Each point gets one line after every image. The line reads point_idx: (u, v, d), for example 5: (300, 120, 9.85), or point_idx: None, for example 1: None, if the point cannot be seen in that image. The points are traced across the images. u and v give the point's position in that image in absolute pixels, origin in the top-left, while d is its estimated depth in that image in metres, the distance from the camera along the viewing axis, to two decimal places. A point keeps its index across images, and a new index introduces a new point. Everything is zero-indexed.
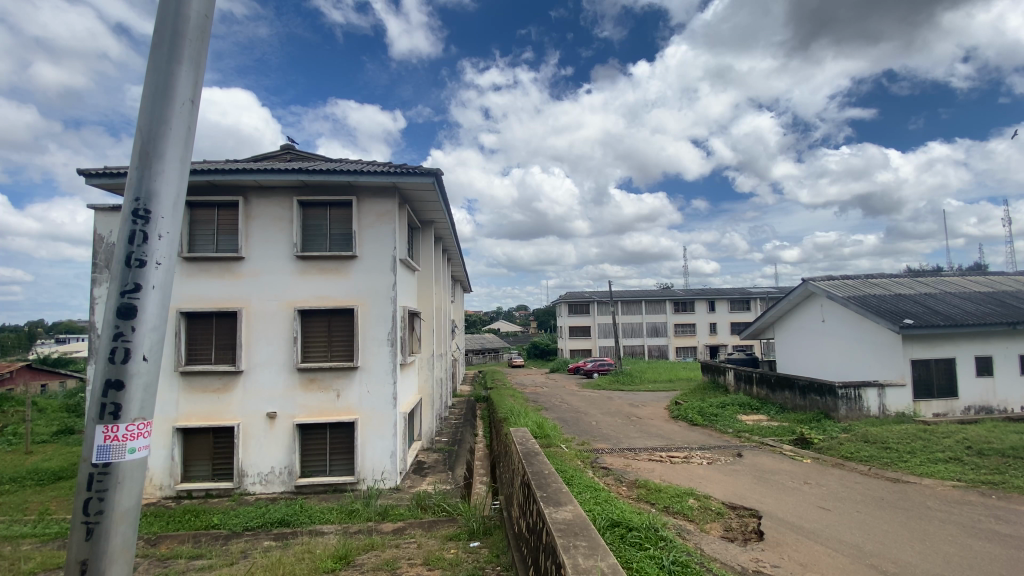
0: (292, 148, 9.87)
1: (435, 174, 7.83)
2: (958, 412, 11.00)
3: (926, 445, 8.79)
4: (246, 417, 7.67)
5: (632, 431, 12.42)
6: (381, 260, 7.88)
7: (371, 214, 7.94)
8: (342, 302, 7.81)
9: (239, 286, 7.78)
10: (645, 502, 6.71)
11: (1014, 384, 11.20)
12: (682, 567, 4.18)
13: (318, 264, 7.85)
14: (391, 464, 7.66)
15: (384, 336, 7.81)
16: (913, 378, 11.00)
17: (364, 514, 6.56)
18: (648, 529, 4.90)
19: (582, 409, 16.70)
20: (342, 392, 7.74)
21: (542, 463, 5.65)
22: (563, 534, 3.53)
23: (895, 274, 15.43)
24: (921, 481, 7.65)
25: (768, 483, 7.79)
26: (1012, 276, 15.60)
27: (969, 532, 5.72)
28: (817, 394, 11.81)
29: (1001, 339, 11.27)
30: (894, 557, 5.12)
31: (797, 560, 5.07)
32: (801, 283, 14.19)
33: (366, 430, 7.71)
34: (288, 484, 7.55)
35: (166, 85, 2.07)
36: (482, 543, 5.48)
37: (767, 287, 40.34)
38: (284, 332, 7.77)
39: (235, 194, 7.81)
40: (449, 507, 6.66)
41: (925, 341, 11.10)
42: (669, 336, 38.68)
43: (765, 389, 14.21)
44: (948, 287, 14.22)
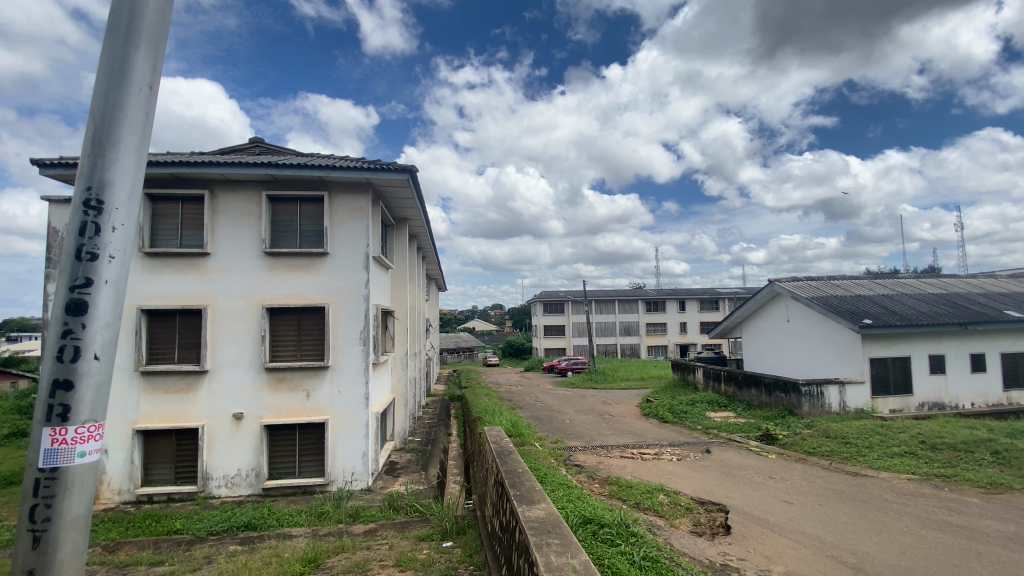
0: (261, 141, 9.59)
1: (411, 170, 7.74)
2: (913, 408, 11.51)
3: (884, 440, 9.19)
4: (211, 418, 7.41)
5: (605, 428, 12.57)
6: (354, 257, 7.73)
7: (343, 210, 7.79)
8: (313, 301, 7.63)
9: (204, 283, 7.51)
10: (617, 498, 6.80)
11: (965, 381, 11.76)
12: (653, 562, 4.23)
13: (287, 260, 7.64)
14: (362, 465, 7.54)
15: (356, 335, 7.67)
16: (871, 375, 11.48)
17: (333, 517, 6.41)
18: (619, 525, 4.96)
19: (556, 406, 16.84)
20: (312, 392, 7.56)
21: (515, 462, 5.65)
22: (535, 532, 3.54)
23: (855, 276, 16.08)
24: (879, 474, 8.00)
25: (735, 478, 8.01)
26: (962, 278, 16.47)
27: (925, 522, 5.99)
28: (782, 391, 12.21)
29: (953, 338, 11.84)
30: (854, 547, 5.33)
31: (763, 553, 5.22)
32: (767, 284, 14.62)
33: (337, 431, 7.55)
34: (255, 487, 7.35)
35: (121, 68, 1.97)
36: (455, 543, 5.45)
37: (735, 287, 41.48)
38: (251, 331, 7.54)
39: (200, 187, 7.55)
40: (421, 507, 6.59)
41: (883, 340, 11.58)
42: (641, 334, 39.30)
43: (733, 387, 14.60)
44: (905, 289, 14.88)
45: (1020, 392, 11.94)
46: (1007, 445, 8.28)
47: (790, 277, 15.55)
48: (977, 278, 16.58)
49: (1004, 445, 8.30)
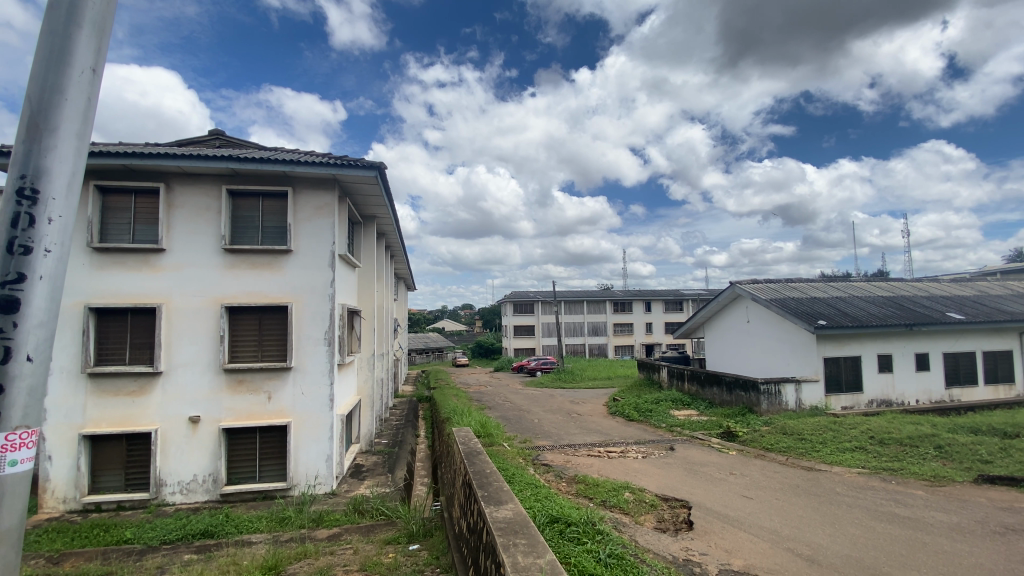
0: (222, 133, 9.21)
1: (380, 167, 7.59)
2: (863, 405, 12.08)
3: (836, 436, 9.61)
4: (165, 422, 7.06)
5: (573, 428, 12.68)
6: (318, 255, 7.53)
7: (308, 207, 7.56)
8: (276, 299, 7.38)
9: (159, 280, 7.15)
10: (583, 496, 6.86)
11: (911, 379, 12.41)
12: (618, 559, 4.27)
13: (248, 258, 7.36)
14: (326, 468, 7.34)
15: (320, 335, 7.46)
16: (825, 373, 12.00)
17: (295, 522, 6.21)
18: (585, 523, 5.00)
19: (524, 406, 16.88)
20: (273, 394, 7.31)
21: (483, 463, 5.60)
22: (502, 533, 3.51)
23: (811, 279, 16.79)
24: (832, 468, 8.35)
25: (698, 475, 8.21)
26: (908, 281, 17.43)
27: (874, 514, 6.29)
28: (742, 389, 12.62)
29: (900, 339, 12.49)
30: (808, 540, 5.54)
31: (724, 547, 5.36)
32: (728, 286, 15.07)
33: (300, 434, 7.32)
34: (212, 493, 7.05)
35: (61, 48, 1.83)
36: (421, 545, 5.38)
37: (699, 289, 42.65)
38: (209, 330, 7.23)
39: (156, 180, 7.19)
40: (387, 510, 6.46)
41: (836, 340, 12.12)
42: (609, 335, 39.87)
43: (696, 385, 14.99)
44: (856, 291, 15.63)
45: (960, 389, 12.70)
46: (948, 439, 8.79)
47: (750, 280, 16.08)
48: (922, 282, 17.57)
49: (946, 439, 8.81)
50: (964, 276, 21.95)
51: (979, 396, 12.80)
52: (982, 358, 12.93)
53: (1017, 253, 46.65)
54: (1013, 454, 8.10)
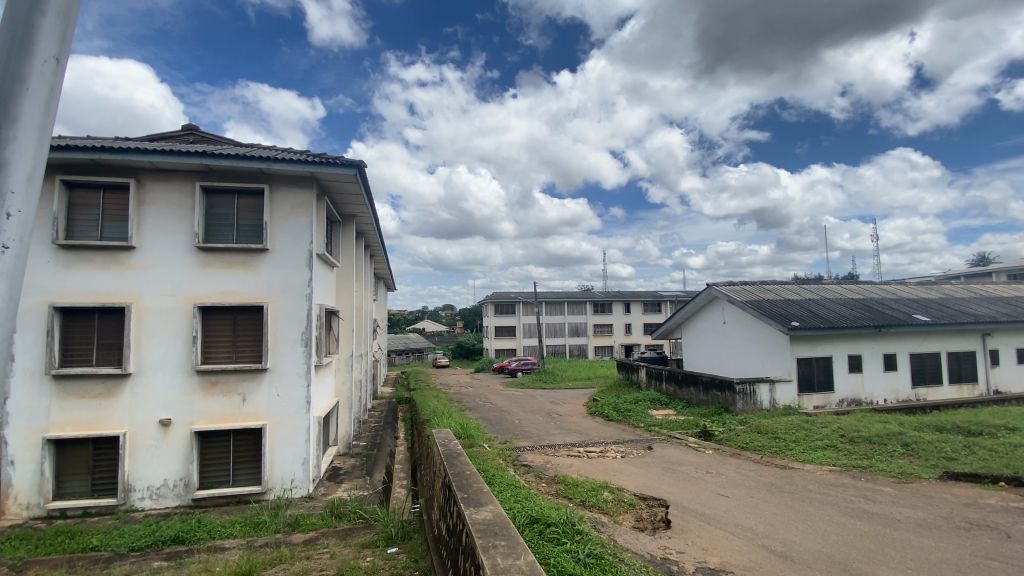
0: (195, 129, 8.97)
1: (359, 165, 7.49)
2: (834, 404, 12.42)
3: (809, 435, 9.85)
4: (133, 425, 6.83)
5: (553, 428, 12.72)
6: (295, 254, 7.39)
7: (285, 205, 7.42)
8: (251, 299, 7.21)
9: (128, 279, 6.92)
10: (563, 497, 6.88)
11: (879, 379, 12.80)
12: (596, 559, 4.29)
13: (222, 256, 7.17)
14: (303, 472, 7.20)
15: (297, 336, 7.32)
16: (798, 374, 12.30)
17: (270, 527, 6.07)
18: (565, 523, 5.01)
19: (505, 407, 16.86)
20: (248, 396, 7.14)
21: (463, 464, 5.56)
22: (482, 534, 3.49)
23: (785, 281, 17.19)
24: (805, 467, 8.56)
25: (675, 474, 8.32)
26: (877, 284, 17.98)
27: (844, 511, 6.47)
28: (718, 389, 12.84)
29: (869, 340, 12.87)
30: (782, 536, 5.66)
31: (700, 545, 5.44)
32: (706, 288, 15.32)
33: (275, 437, 7.16)
34: (184, 498, 6.85)
35: (23, 35, 1.75)
36: (400, 548, 5.32)
37: (677, 291, 43.29)
38: (181, 331, 7.02)
39: (126, 175, 6.96)
40: (366, 513, 6.37)
41: (809, 342, 12.43)
42: (589, 335, 40.15)
43: (674, 385, 15.19)
44: (828, 294, 16.07)
45: (925, 388, 13.15)
46: (915, 437, 9.09)
47: (727, 282, 16.38)
48: (890, 285, 18.16)
49: (912, 437, 9.11)
50: (929, 280, 22.77)
51: (943, 395, 13.28)
52: (946, 358, 13.42)
53: (979, 257, 48.65)
54: (975, 451, 8.41)
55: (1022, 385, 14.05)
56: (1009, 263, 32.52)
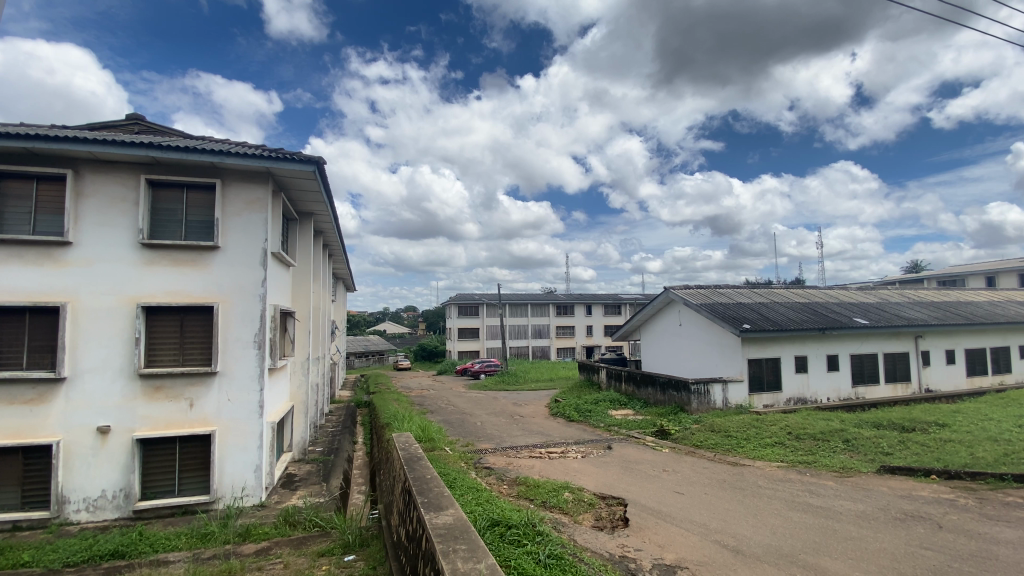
0: (141, 119, 8.48)
1: (318, 162, 7.27)
2: (782, 403, 13.02)
3: (759, 432, 10.29)
4: (68, 433, 6.37)
5: (515, 429, 12.76)
6: (249, 253, 7.10)
7: (238, 201, 7.11)
8: (200, 299, 6.86)
9: (63, 277, 6.45)
10: (524, 498, 6.90)
11: (823, 379, 13.52)
12: (557, 559, 4.33)
13: (169, 254, 6.80)
14: (255, 479, 6.91)
15: (250, 338, 7.04)
16: (749, 374, 12.83)
17: (219, 537, 5.77)
18: (526, 524, 5.02)
19: (467, 410, 16.76)
20: (196, 401, 6.78)
21: (424, 468, 5.49)
22: (442, 539, 3.45)
23: (738, 285, 17.92)
24: (755, 463, 8.93)
25: (633, 472, 8.50)
26: (821, 289, 19.02)
27: (791, 505, 6.79)
28: (675, 389, 13.20)
29: (814, 342, 13.56)
30: (734, 532, 5.87)
31: (657, 542, 5.58)
32: (663, 291, 15.77)
33: (225, 443, 6.84)
34: (124, 510, 6.44)
35: None
36: (358, 556, 5.21)
37: (637, 294, 44.34)
38: (122, 332, 6.60)
39: (63, 165, 6.50)
40: (322, 521, 6.18)
41: (759, 343, 12.99)
42: (551, 337, 40.51)
43: (632, 386, 15.52)
44: (776, 298, 16.87)
45: (864, 387, 13.99)
46: (855, 434, 9.65)
47: (683, 285, 16.91)
48: (832, 290, 19.25)
49: (853, 434, 9.66)
50: (868, 286, 24.27)
51: (880, 394, 14.15)
52: (882, 359, 14.30)
53: (912, 265, 52.37)
54: (908, 446, 9.01)
55: (949, 383, 15.15)
56: (937, 270, 35.10)
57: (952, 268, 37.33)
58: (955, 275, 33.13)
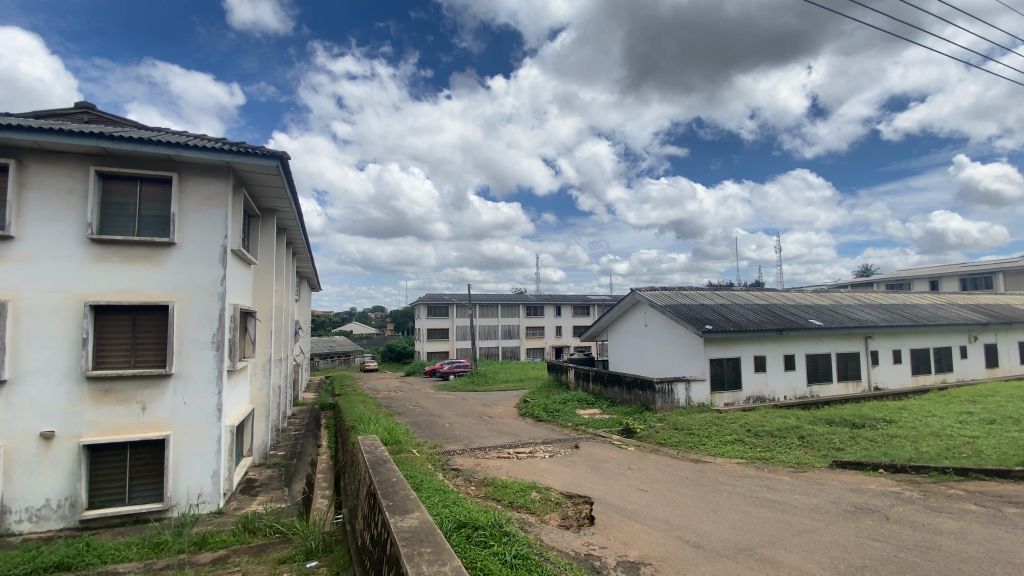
0: (92, 107, 8.04)
1: (281, 157, 7.07)
2: (742, 401, 13.46)
3: (719, 430, 10.61)
4: (7, 439, 6.00)
5: (483, 430, 12.74)
6: (207, 250, 6.83)
7: (196, 196, 6.84)
8: (154, 298, 6.56)
9: (4, 274, 6.07)
10: (492, 499, 6.90)
11: (780, 378, 14.05)
12: (523, 559, 4.34)
13: (120, 250, 6.47)
14: (212, 485, 6.66)
15: (207, 339, 6.77)
16: (710, 373, 13.22)
17: (173, 547, 5.51)
18: (493, 526, 5.02)
19: (435, 411, 16.62)
20: (148, 404, 6.47)
21: (390, 471, 5.41)
22: (407, 543, 3.41)
23: (701, 287, 18.45)
24: (715, 460, 9.20)
25: (599, 471, 8.64)
26: (778, 291, 19.78)
27: (750, 500, 7.02)
28: (640, 388, 13.45)
29: (772, 342, 14.08)
30: (696, 527, 6.02)
31: (621, 539, 5.67)
32: (630, 292, 16.07)
33: (180, 448, 6.56)
34: (70, 519, 6.10)
35: None
36: (321, 562, 5.11)
37: (605, 296, 45.04)
38: (69, 333, 6.24)
39: (4, 155, 6.11)
40: (283, 528, 6.00)
41: (721, 344, 13.39)
42: (521, 337, 40.66)
43: (599, 385, 15.74)
44: (737, 299, 17.44)
45: (818, 386, 14.62)
46: (809, 431, 10.07)
47: (649, 287, 17.28)
48: (789, 292, 20.05)
49: (807, 431, 10.09)
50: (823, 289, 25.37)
51: (833, 392, 14.81)
52: (835, 358, 14.97)
53: (863, 269, 55.20)
54: (858, 441, 9.47)
55: (896, 382, 16.00)
56: (886, 273, 37.05)
57: (899, 271, 39.50)
58: (902, 279, 35.04)
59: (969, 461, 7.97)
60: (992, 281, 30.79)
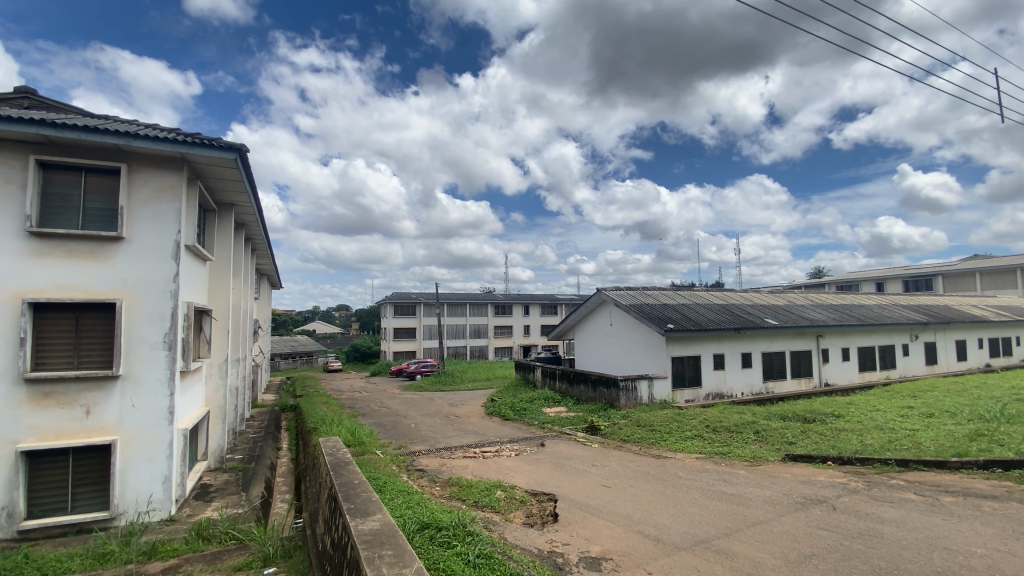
0: (33, 92, 7.54)
1: (240, 149, 6.83)
2: (702, 398, 13.87)
3: (680, 426, 10.92)
4: None
5: (449, 430, 12.65)
6: (159, 245, 6.52)
7: (147, 188, 6.52)
8: (101, 296, 6.21)
9: None
10: (456, 499, 6.88)
11: (738, 375, 14.55)
12: (486, 559, 4.34)
13: (62, 244, 6.08)
14: (163, 491, 6.37)
15: (158, 338, 6.47)
16: (672, 371, 13.58)
17: (120, 557, 5.22)
18: (457, 525, 5.00)
19: (400, 411, 16.41)
20: (93, 408, 6.13)
21: (352, 473, 5.29)
22: (367, 546, 3.35)
23: (664, 287, 18.91)
24: (676, 455, 9.45)
25: (564, 468, 8.74)
26: (738, 292, 20.48)
27: (709, 494, 7.24)
28: (604, 386, 13.67)
29: (731, 340, 14.57)
30: (656, 522, 6.17)
31: (584, 535, 5.75)
32: (596, 292, 16.30)
33: (128, 453, 6.24)
34: (5, 531, 5.70)
35: None
36: (278, 568, 4.96)
37: (573, 296, 45.56)
38: (4, 332, 5.82)
39: None
40: (239, 534, 5.79)
41: (682, 342, 13.77)
42: (489, 336, 40.64)
43: (565, 383, 15.90)
44: (699, 299, 17.95)
45: (774, 383, 15.21)
46: (764, 426, 10.48)
47: (614, 287, 17.57)
48: (748, 292, 20.79)
49: (762, 426, 10.49)
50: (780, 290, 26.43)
51: (787, 388, 15.44)
52: (789, 356, 15.62)
53: (816, 271, 57.95)
54: (808, 435, 9.91)
55: (845, 378, 16.84)
56: (836, 275, 39.05)
57: (849, 274, 41.65)
58: (851, 281, 36.97)
59: (909, 452, 8.47)
60: (932, 283, 33.05)
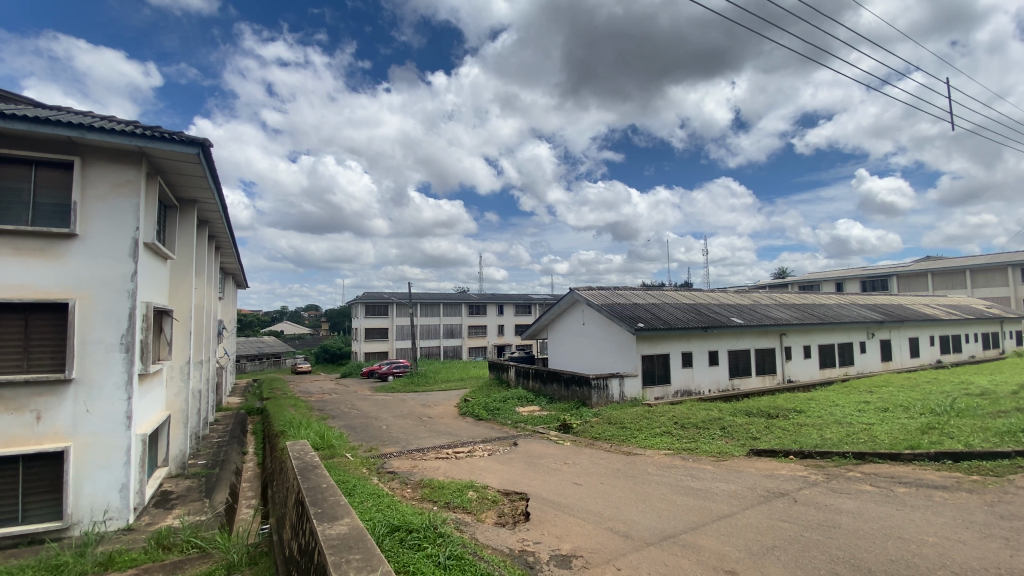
0: None
1: (202, 144, 6.60)
2: (671, 395, 14.17)
3: (650, 423, 11.13)
4: None
5: (421, 431, 12.54)
6: (115, 242, 6.25)
7: (103, 184, 6.24)
8: (52, 295, 5.91)
9: None
10: (427, 500, 6.84)
11: (706, 373, 14.91)
12: (456, 560, 4.33)
13: (10, 241, 5.75)
14: (121, 500, 6.11)
15: (115, 340, 6.20)
16: (642, 369, 13.82)
17: (74, 569, 4.98)
18: (427, 527, 4.96)
19: (371, 413, 16.18)
20: (44, 414, 5.82)
21: (320, 477, 5.19)
22: (334, 550, 3.30)
23: (635, 287, 19.21)
24: (646, 452, 9.63)
25: (536, 467, 8.79)
26: (706, 292, 20.99)
27: (677, 489, 7.40)
28: (576, 385, 13.81)
29: (699, 339, 14.93)
30: (626, 518, 6.28)
31: (555, 533, 5.80)
32: (569, 292, 16.45)
33: (82, 460, 5.96)
34: None
35: None
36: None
37: (546, 296, 45.80)
38: None
39: None
40: (202, 542, 5.61)
41: (652, 341, 14.04)
42: (463, 337, 40.45)
43: (538, 382, 15.98)
44: (668, 299, 18.32)
45: (739, 380, 15.65)
46: (730, 422, 10.78)
47: (586, 287, 17.74)
48: (715, 292, 21.32)
49: (728, 422, 10.79)
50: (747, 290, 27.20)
51: (752, 384, 15.92)
52: (754, 354, 16.11)
53: (781, 271, 59.86)
54: (771, 430, 10.25)
55: (807, 374, 17.46)
56: (799, 275, 40.49)
57: (812, 274, 43.19)
58: (813, 281, 38.38)
59: (865, 445, 8.86)
60: (888, 283, 34.64)
